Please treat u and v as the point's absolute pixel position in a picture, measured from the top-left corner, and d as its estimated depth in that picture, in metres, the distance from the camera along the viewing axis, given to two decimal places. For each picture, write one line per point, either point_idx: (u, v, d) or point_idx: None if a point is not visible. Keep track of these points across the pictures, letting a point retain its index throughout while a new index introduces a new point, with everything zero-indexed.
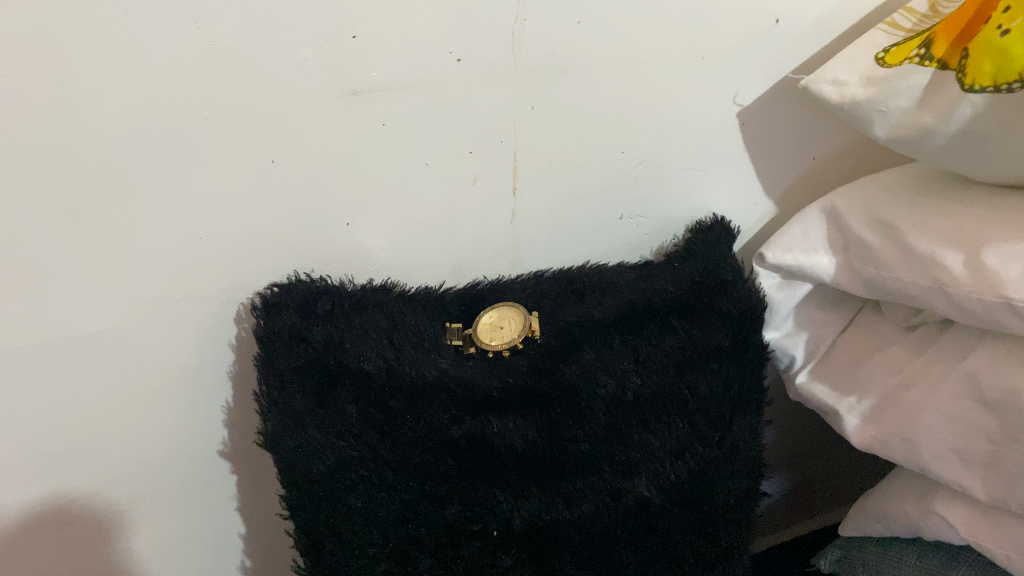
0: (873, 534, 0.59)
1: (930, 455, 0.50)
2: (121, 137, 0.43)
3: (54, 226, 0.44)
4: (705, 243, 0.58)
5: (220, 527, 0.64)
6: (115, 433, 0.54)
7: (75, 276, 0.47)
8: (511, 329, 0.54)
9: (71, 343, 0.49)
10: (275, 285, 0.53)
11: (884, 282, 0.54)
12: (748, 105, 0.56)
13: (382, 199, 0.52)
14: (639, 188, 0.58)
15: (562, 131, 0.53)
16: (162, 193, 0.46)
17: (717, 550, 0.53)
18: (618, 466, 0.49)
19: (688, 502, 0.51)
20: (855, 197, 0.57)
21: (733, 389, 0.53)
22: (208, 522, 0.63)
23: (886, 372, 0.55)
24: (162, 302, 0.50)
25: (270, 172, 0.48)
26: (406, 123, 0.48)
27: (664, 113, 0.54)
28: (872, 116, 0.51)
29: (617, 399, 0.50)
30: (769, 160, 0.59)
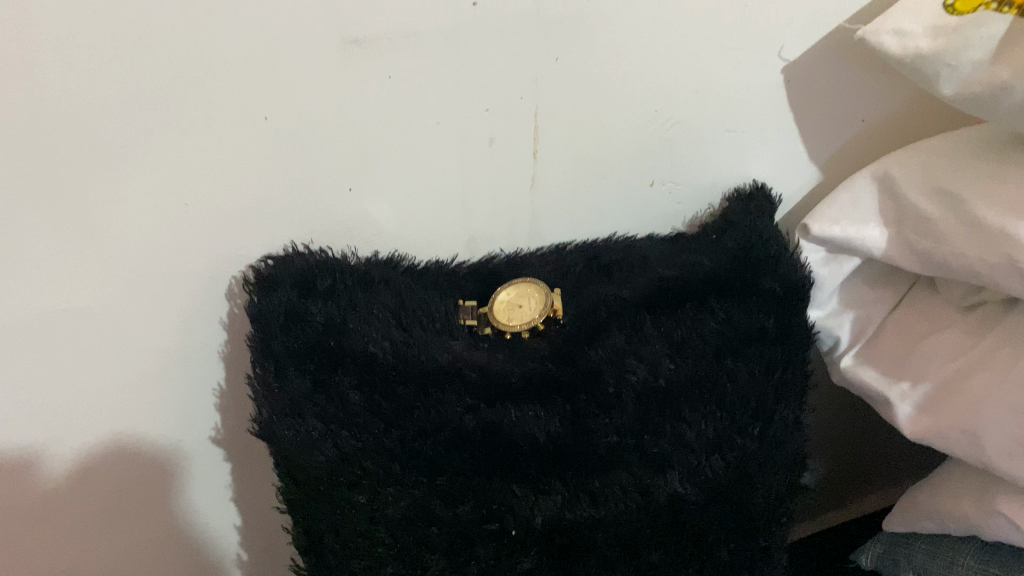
0: (922, 531, 0.54)
1: (996, 452, 0.45)
2: (90, 90, 0.38)
3: (19, 191, 0.39)
4: (744, 215, 0.54)
5: (215, 516, 0.60)
6: (97, 419, 0.50)
7: (45, 248, 0.42)
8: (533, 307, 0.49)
9: (44, 322, 0.44)
10: (271, 259, 0.48)
11: (944, 258, 0.48)
12: (795, 60, 0.50)
13: (388, 164, 0.47)
14: (672, 152, 0.52)
15: (589, 87, 0.47)
16: (141, 155, 0.41)
17: (755, 549, 0.48)
18: (648, 461, 0.44)
19: (727, 500, 0.46)
20: (911, 164, 0.52)
21: (776, 375, 0.48)
22: (203, 511, 0.59)
23: (943, 357, 0.50)
24: (145, 276, 0.45)
25: (262, 131, 0.43)
26: (415, 77, 0.43)
27: (702, 68, 0.48)
28: (939, 72, 0.45)
29: (649, 386, 0.46)
30: (815, 122, 0.54)
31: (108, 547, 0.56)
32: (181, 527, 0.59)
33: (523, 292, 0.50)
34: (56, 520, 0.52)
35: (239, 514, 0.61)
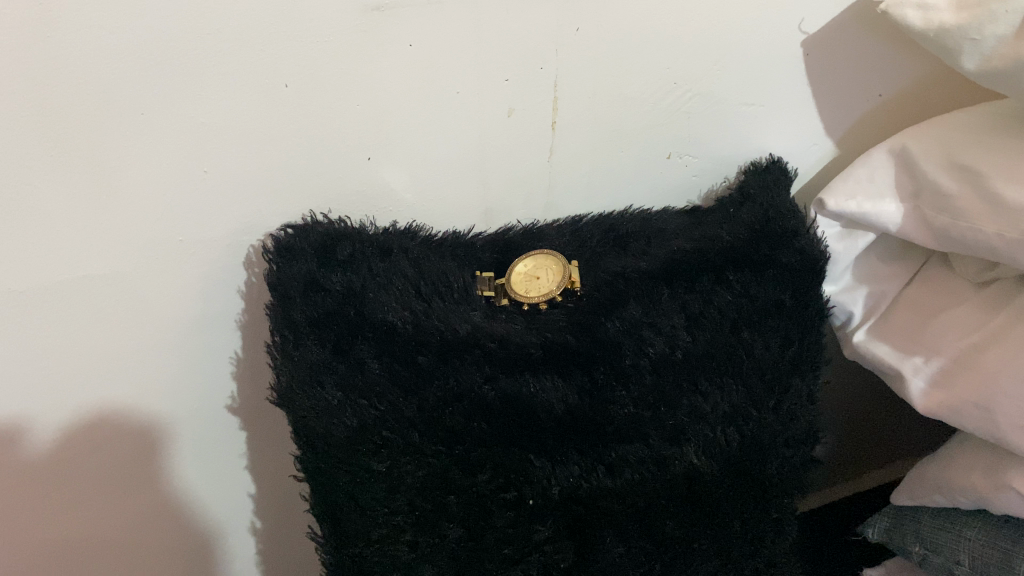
0: (931, 504, 0.55)
1: (1010, 426, 0.45)
2: (112, 55, 0.37)
3: (39, 158, 0.39)
4: (762, 187, 0.54)
5: (231, 484, 0.61)
6: (114, 387, 0.50)
7: (65, 215, 0.42)
8: (550, 278, 0.50)
9: (63, 290, 0.44)
10: (289, 227, 0.48)
11: (960, 234, 0.48)
12: (814, 33, 0.49)
13: (408, 133, 0.46)
14: (690, 124, 0.52)
15: (609, 59, 0.47)
16: (161, 122, 0.41)
17: (768, 521, 0.47)
18: (665, 432, 0.44)
19: (740, 472, 0.46)
20: (929, 139, 0.51)
21: (791, 348, 0.49)
22: (219, 479, 0.59)
23: (956, 332, 0.50)
24: (163, 243, 0.45)
25: (282, 100, 0.42)
26: (436, 46, 0.43)
27: (723, 41, 0.48)
28: (962, 46, 0.45)
29: (666, 358, 0.46)
30: (833, 96, 0.53)
31: (128, 519, 0.56)
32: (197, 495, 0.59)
33: (540, 262, 0.50)
34: (74, 488, 0.52)
35: (254, 482, 0.62)
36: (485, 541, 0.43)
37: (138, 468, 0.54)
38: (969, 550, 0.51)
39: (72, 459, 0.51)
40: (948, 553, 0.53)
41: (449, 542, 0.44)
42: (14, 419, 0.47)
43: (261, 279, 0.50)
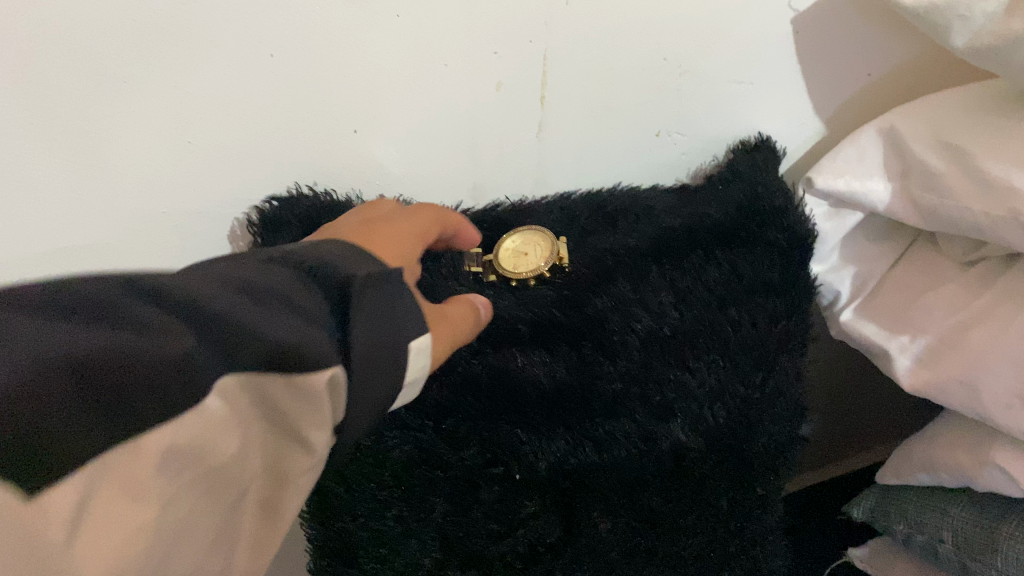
0: (915, 483, 0.55)
1: (995, 404, 0.45)
2: (93, 22, 0.37)
3: (21, 127, 0.39)
4: (751, 166, 0.54)
5: None
6: None
7: (48, 185, 0.41)
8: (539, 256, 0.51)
9: (47, 259, 0.44)
10: (275, 199, 0.47)
11: (948, 212, 0.48)
12: (806, 11, 0.49)
13: (396, 106, 0.46)
14: (679, 101, 0.52)
15: (599, 32, 0.46)
16: (145, 93, 0.40)
17: (753, 498, 0.46)
18: (652, 408, 0.44)
19: (729, 448, 0.44)
20: (918, 118, 0.51)
21: (778, 324, 0.48)
22: None
23: (942, 310, 0.50)
24: (148, 214, 0.45)
25: (268, 70, 0.42)
26: (424, 17, 0.42)
27: (714, 18, 0.48)
28: (952, 23, 0.45)
29: (654, 334, 0.46)
30: (824, 74, 0.53)
31: None
32: None
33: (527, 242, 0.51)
34: None
35: None
36: (473, 515, 0.43)
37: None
38: (953, 528, 0.51)
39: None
40: (932, 531, 0.53)
41: (436, 517, 0.43)
42: None
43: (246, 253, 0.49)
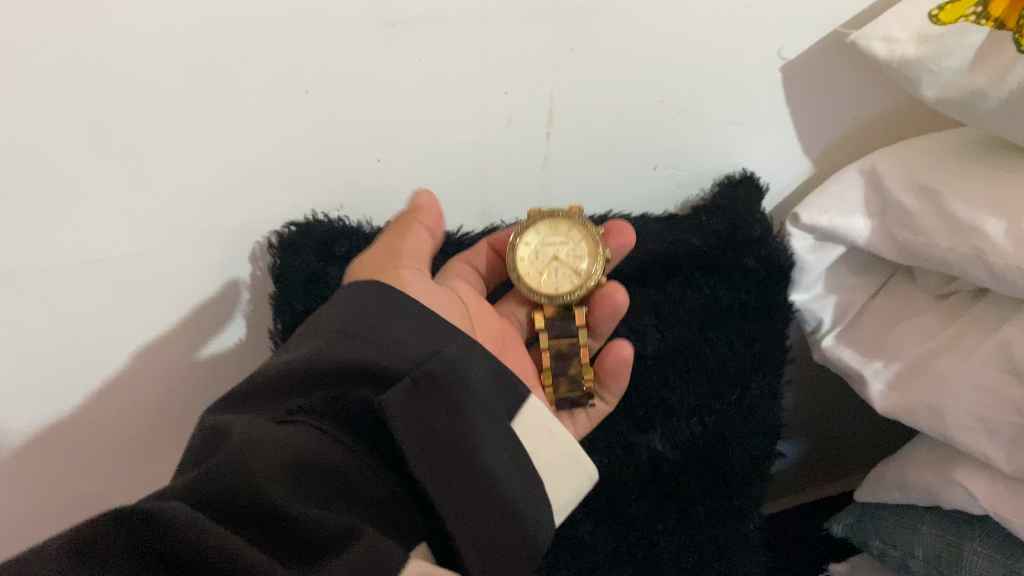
0: (889, 500, 0.58)
1: (957, 425, 0.49)
2: (153, 58, 0.42)
3: (82, 143, 0.43)
4: (732, 200, 0.55)
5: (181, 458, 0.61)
6: (132, 362, 0.54)
7: (102, 195, 0.46)
8: (569, 289, 0.52)
9: (95, 267, 0.48)
10: (293, 225, 0.52)
11: (920, 249, 0.52)
12: (793, 60, 0.54)
13: (415, 137, 0.51)
14: (675, 137, 0.57)
15: (601, 75, 0.52)
16: (195, 116, 0.45)
17: (729, 507, 0.53)
18: (634, 422, 0.52)
19: (702, 460, 0.52)
20: (896, 159, 0.55)
21: (754, 347, 0.53)
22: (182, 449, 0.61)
23: (913, 339, 0.54)
24: (189, 228, 0.49)
25: (304, 103, 0.47)
26: (443, 57, 0.48)
27: (707, 64, 0.53)
28: (922, 76, 0.50)
29: (638, 355, 0.52)
30: (810, 118, 0.58)
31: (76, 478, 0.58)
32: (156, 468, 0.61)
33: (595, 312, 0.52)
34: (50, 444, 0.55)
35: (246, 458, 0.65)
36: None
37: (108, 452, 0.58)
38: (922, 544, 0.55)
39: (46, 436, 0.54)
40: (904, 546, 0.57)
41: None
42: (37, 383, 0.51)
43: (266, 271, 0.54)
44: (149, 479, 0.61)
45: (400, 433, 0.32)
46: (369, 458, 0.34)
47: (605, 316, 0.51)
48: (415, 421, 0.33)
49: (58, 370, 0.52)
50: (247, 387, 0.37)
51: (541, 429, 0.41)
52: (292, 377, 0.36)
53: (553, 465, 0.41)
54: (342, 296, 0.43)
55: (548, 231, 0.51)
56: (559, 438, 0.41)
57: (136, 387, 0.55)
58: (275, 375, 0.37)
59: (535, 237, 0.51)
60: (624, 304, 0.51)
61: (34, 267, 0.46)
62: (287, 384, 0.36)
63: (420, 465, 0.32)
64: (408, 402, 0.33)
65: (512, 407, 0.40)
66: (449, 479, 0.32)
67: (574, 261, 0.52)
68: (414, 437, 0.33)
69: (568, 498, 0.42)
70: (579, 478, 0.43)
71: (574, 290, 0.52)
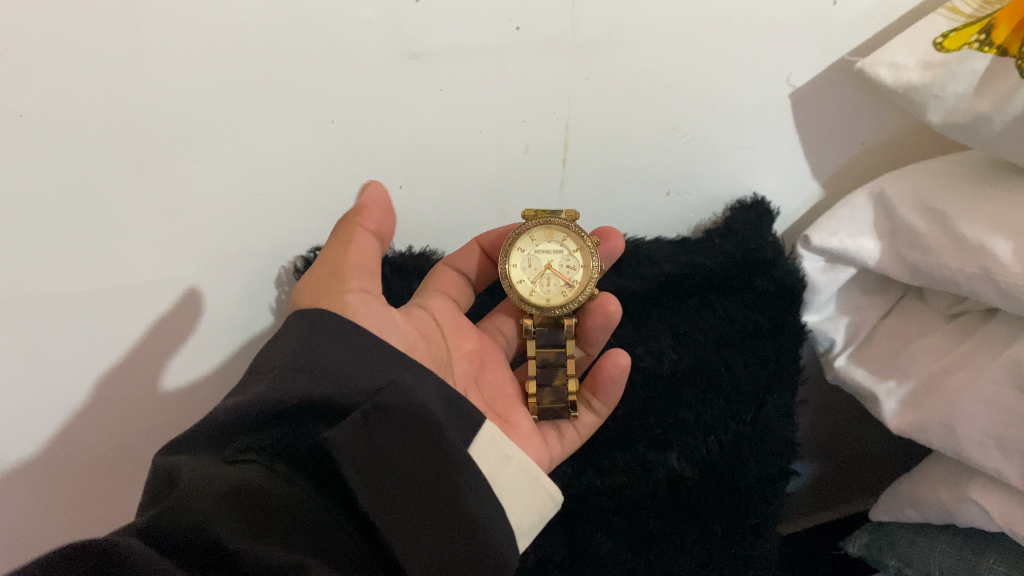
0: (904, 519, 0.59)
1: (969, 441, 0.49)
2: (189, 90, 0.44)
3: (119, 171, 0.45)
4: (746, 223, 0.56)
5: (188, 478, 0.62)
6: (159, 385, 0.55)
7: (136, 222, 0.47)
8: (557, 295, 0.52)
9: (127, 291, 0.50)
10: (318, 249, 0.53)
11: (929, 269, 0.53)
12: (801, 87, 0.56)
13: (435, 164, 0.53)
14: (687, 164, 0.59)
15: (615, 104, 0.53)
16: (226, 146, 0.47)
17: (746, 525, 0.54)
18: (652, 440, 0.53)
19: (717, 477, 0.53)
20: (904, 182, 0.57)
21: (769, 366, 0.54)
22: None
23: (924, 359, 0.55)
24: (218, 254, 0.51)
25: (329, 132, 0.49)
26: (463, 88, 0.49)
27: (718, 91, 0.55)
28: (928, 101, 0.51)
29: (656, 374, 0.53)
30: (819, 144, 0.60)
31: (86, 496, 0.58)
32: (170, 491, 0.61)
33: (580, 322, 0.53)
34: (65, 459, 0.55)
35: None
36: None
37: (134, 476, 0.59)
38: (938, 563, 0.55)
39: (73, 459, 0.55)
40: (919, 565, 0.57)
41: None
42: (68, 406, 0.53)
43: (290, 295, 0.55)
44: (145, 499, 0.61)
45: (352, 473, 0.32)
46: (314, 499, 0.33)
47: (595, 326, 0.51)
48: (366, 452, 0.33)
49: (88, 393, 0.53)
50: (197, 431, 0.34)
51: (498, 451, 0.42)
52: (239, 420, 0.34)
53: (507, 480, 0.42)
54: (296, 323, 0.40)
55: (541, 239, 0.52)
56: (515, 460, 0.43)
57: (164, 411, 0.57)
58: (221, 417, 0.34)
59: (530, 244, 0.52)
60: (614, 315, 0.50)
61: (70, 292, 0.48)
62: (234, 428, 0.34)
63: (370, 498, 0.32)
64: (356, 436, 0.33)
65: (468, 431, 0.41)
66: (401, 510, 0.32)
67: (567, 271, 0.53)
68: (363, 469, 0.32)
69: (532, 520, 0.43)
70: (544, 502, 0.44)
71: (567, 301, 0.52)
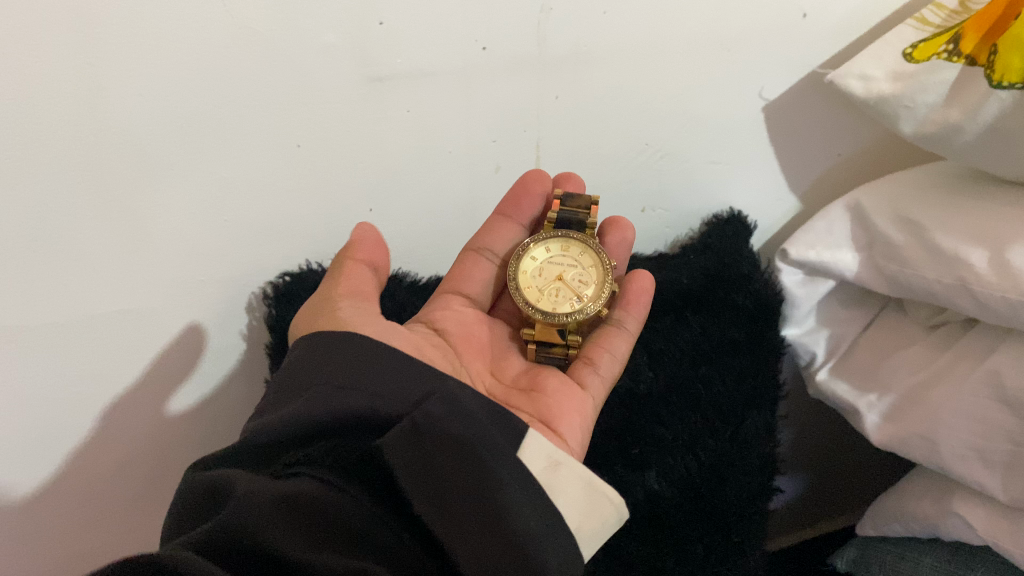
0: (890, 534, 0.58)
1: (951, 455, 0.49)
2: (152, 119, 0.43)
3: (83, 204, 0.44)
4: (722, 237, 0.59)
5: (159, 508, 0.60)
6: (132, 417, 0.54)
7: (100, 254, 0.47)
8: (582, 291, 0.54)
9: (94, 324, 0.49)
10: (287, 275, 0.53)
11: (907, 281, 0.52)
12: (773, 100, 0.56)
13: (405, 186, 0.53)
14: (661, 180, 0.58)
15: (585, 122, 0.53)
16: (192, 174, 0.46)
17: (730, 544, 0.54)
18: (629, 461, 0.52)
19: (699, 497, 0.53)
20: (881, 196, 0.56)
21: (747, 382, 0.54)
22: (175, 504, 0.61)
23: (905, 371, 0.54)
24: (187, 282, 0.50)
25: (296, 157, 0.49)
26: (430, 110, 0.49)
27: (690, 107, 0.54)
28: (899, 112, 0.51)
29: (631, 392, 0.53)
30: (793, 157, 0.60)
31: (61, 532, 0.56)
32: (141, 522, 0.60)
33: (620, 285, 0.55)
34: (42, 494, 0.54)
35: None
36: None
37: (107, 510, 0.58)
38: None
39: (47, 497, 0.54)
40: None
41: None
42: (37, 443, 0.52)
43: (261, 321, 0.55)
44: (119, 535, 0.60)
45: (404, 477, 0.31)
46: (378, 512, 0.31)
47: (614, 257, 0.56)
48: (417, 461, 0.32)
49: (57, 430, 0.52)
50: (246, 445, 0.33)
51: (547, 460, 0.37)
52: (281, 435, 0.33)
53: (562, 485, 0.36)
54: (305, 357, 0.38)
55: (558, 250, 0.54)
56: (571, 465, 0.37)
57: (138, 442, 0.56)
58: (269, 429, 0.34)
59: (543, 253, 0.54)
60: (632, 234, 0.55)
61: (36, 327, 0.47)
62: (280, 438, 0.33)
63: (424, 503, 0.30)
64: (408, 441, 0.32)
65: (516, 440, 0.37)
66: (459, 514, 0.30)
67: (580, 282, 0.54)
68: (416, 473, 0.31)
69: (596, 528, 0.36)
70: (606, 509, 0.36)
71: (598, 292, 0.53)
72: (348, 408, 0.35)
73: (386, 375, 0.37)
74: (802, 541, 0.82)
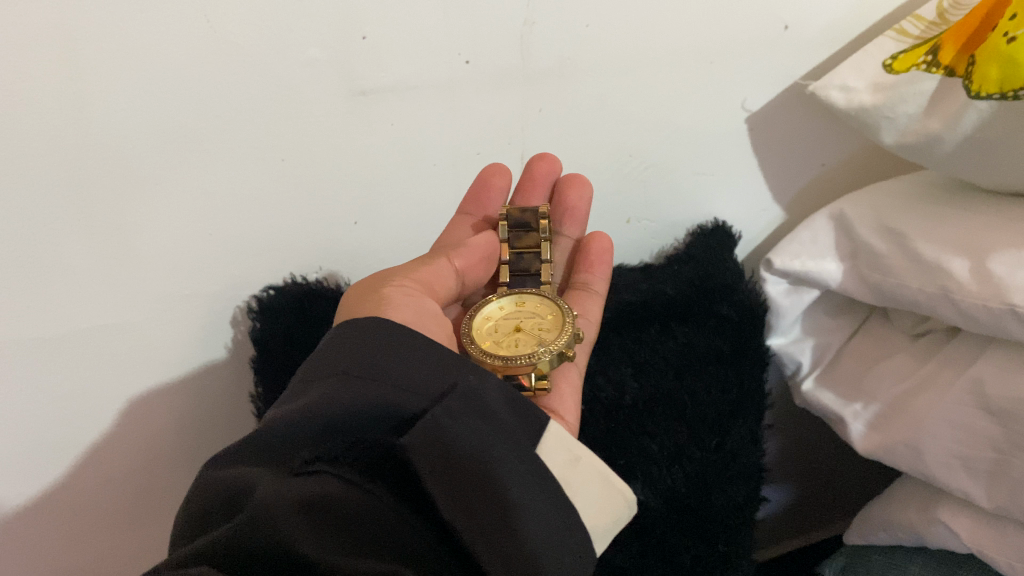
0: (877, 543, 0.59)
1: (935, 463, 0.49)
2: (136, 134, 0.44)
3: (66, 220, 0.44)
4: (705, 248, 0.60)
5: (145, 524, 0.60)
6: (116, 432, 0.54)
7: (84, 269, 0.46)
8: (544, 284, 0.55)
9: (78, 339, 0.49)
10: (271, 289, 0.53)
11: (891, 290, 0.52)
12: (758, 111, 0.56)
13: (391, 199, 0.53)
14: (646, 192, 0.59)
15: (570, 134, 0.54)
16: (176, 188, 0.46)
17: (716, 555, 0.53)
18: (617, 471, 0.52)
19: (686, 508, 0.52)
20: (865, 206, 0.56)
21: (732, 393, 0.55)
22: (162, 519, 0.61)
23: (891, 380, 0.54)
24: (172, 296, 0.50)
25: (281, 171, 0.49)
26: (414, 122, 0.49)
27: (674, 120, 0.55)
28: (881, 123, 0.51)
29: (617, 403, 0.53)
30: (777, 168, 0.60)
31: (44, 549, 0.56)
32: (127, 539, 0.60)
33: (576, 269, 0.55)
34: (26, 510, 0.54)
35: None
36: None
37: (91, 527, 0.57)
38: None
39: (30, 513, 0.54)
40: None
41: None
42: (21, 459, 0.51)
43: (246, 335, 0.55)
44: (103, 553, 0.59)
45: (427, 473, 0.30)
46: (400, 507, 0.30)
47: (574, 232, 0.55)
48: (438, 458, 0.31)
49: (42, 446, 0.52)
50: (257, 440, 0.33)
51: (565, 453, 0.36)
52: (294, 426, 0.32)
53: (578, 482, 0.36)
54: (340, 335, 0.38)
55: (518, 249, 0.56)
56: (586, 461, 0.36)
57: (123, 457, 0.56)
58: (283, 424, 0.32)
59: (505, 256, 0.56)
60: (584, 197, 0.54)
61: (19, 342, 0.47)
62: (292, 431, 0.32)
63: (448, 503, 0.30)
64: (430, 441, 0.31)
65: (534, 432, 0.36)
66: (480, 515, 0.30)
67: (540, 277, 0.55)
68: (438, 475, 0.30)
69: (607, 525, 0.36)
70: (618, 506, 0.36)
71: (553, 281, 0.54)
72: (366, 396, 0.34)
73: (401, 361, 0.36)
74: (790, 551, 0.82)
